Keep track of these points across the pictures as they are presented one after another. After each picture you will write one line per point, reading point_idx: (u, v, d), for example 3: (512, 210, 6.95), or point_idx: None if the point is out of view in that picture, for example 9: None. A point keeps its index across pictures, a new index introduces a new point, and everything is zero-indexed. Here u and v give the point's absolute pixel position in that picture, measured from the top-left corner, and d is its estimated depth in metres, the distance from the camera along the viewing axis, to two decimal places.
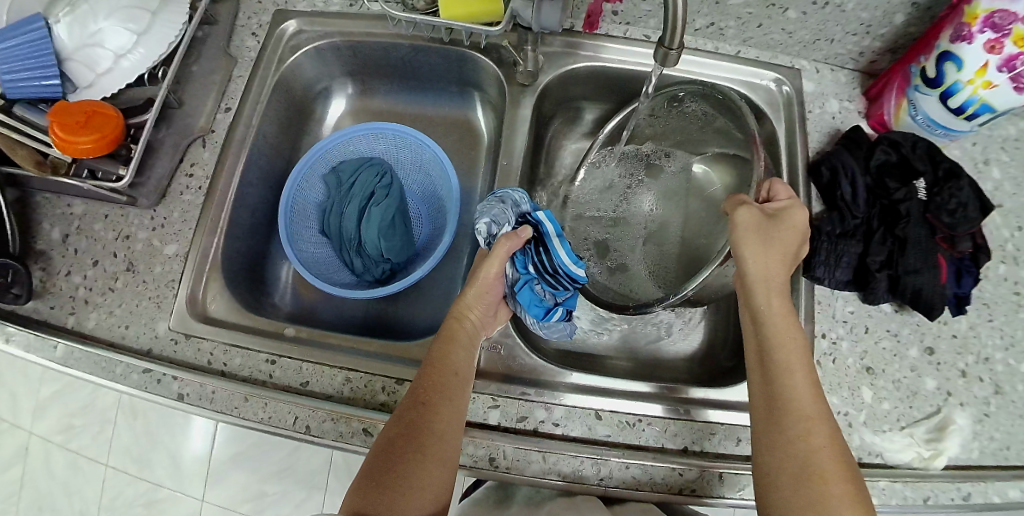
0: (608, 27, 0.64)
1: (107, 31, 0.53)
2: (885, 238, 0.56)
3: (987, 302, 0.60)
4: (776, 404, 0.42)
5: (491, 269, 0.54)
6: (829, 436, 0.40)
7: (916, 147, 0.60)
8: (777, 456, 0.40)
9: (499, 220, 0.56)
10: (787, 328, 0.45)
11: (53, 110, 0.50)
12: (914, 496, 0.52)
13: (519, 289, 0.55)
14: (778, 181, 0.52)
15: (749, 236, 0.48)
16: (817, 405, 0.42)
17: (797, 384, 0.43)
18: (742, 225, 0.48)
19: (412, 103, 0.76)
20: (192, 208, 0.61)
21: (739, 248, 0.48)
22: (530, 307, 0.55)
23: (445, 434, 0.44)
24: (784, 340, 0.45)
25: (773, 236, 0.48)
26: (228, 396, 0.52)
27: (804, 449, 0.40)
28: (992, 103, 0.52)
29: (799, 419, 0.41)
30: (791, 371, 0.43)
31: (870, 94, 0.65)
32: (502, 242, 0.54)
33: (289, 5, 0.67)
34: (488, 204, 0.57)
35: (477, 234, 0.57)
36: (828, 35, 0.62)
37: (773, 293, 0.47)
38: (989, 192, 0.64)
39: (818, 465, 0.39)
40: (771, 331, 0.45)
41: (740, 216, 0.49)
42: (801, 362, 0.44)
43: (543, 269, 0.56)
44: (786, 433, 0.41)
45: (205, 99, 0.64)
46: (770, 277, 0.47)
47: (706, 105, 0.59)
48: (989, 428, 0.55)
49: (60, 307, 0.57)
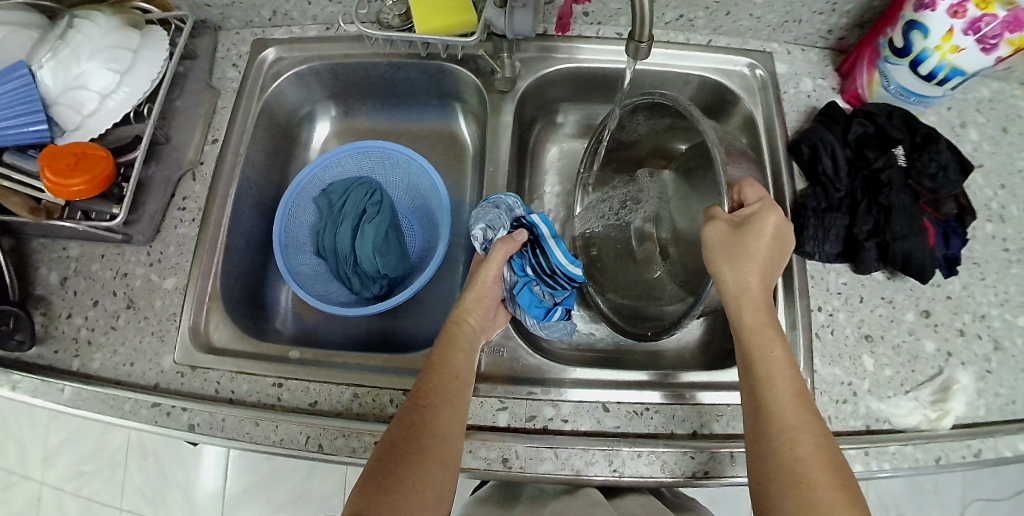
0: (581, 28, 0.66)
1: (91, 73, 0.53)
2: (871, 208, 0.57)
3: (979, 260, 0.61)
4: (765, 415, 0.43)
5: (490, 272, 0.55)
6: (815, 441, 0.41)
7: (892, 116, 0.61)
8: (765, 466, 0.41)
9: (494, 224, 0.57)
10: (767, 336, 0.46)
11: (44, 154, 0.51)
12: (926, 458, 0.52)
13: (518, 291, 0.56)
14: (749, 181, 0.49)
15: (719, 253, 0.47)
16: (800, 412, 0.42)
17: (780, 394, 0.43)
18: (711, 243, 0.47)
19: (396, 120, 0.77)
20: (187, 240, 0.61)
21: (713, 265, 0.47)
22: (530, 308, 0.56)
23: (438, 470, 0.43)
24: (764, 353, 0.45)
25: (746, 246, 0.46)
26: (238, 422, 0.52)
27: (791, 457, 0.40)
28: (961, 66, 0.54)
29: (783, 428, 0.41)
30: (772, 382, 0.44)
31: (842, 70, 0.66)
32: (498, 246, 0.55)
33: (268, 34, 0.69)
34: (483, 210, 0.58)
35: (472, 241, 0.58)
36: (796, 16, 0.64)
37: (747, 304, 0.47)
38: (970, 154, 0.66)
39: (806, 473, 0.39)
40: (751, 342, 0.46)
41: (708, 235, 0.47)
42: (783, 371, 0.44)
43: (541, 269, 0.57)
44: (774, 441, 0.41)
45: (191, 132, 0.64)
46: (748, 289, 0.47)
47: (653, 114, 0.56)
48: (993, 384, 0.56)
49: (63, 349, 0.57)
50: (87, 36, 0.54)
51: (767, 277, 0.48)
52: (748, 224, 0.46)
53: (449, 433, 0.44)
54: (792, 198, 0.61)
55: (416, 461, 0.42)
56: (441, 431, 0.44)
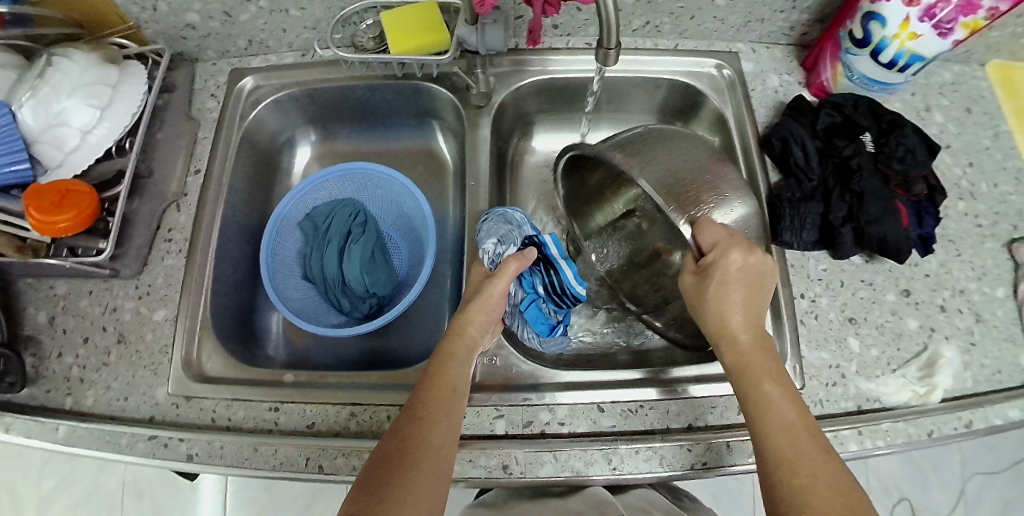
0: (551, 40, 0.68)
1: (72, 110, 0.54)
2: (844, 194, 0.59)
3: (954, 238, 0.63)
4: (761, 448, 0.43)
5: (498, 286, 0.54)
6: (812, 468, 0.40)
7: (859, 105, 0.63)
8: (769, 498, 0.41)
9: (505, 239, 0.58)
10: (753, 365, 0.46)
11: (28, 193, 0.51)
12: (919, 433, 0.53)
13: (525, 308, 0.57)
14: (704, 221, 0.48)
15: (698, 297, 0.49)
16: (793, 439, 0.42)
17: (771, 425, 0.43)
18: (688, 291, 0.50)
19: (375, 141, 0.78)
20: (175, 271, 0.61)
21: (696, 307, 0.50)
22: (535, 324, 0.57)
23: (435, 492, 0.42)
24: (753, 384, 0.46)
25: (720, 286, 0.47)
26: (237, 449, 0.52)
27: (788, 488, 0.40)
28: (920, 52, 0.56)
29: (776, 460, 0.42)
30: (762, 413, 0.44)
31: (807, 65, 0.69)
32: (509, 261, 0.55)
33: (244, 64, 0.70)
34: (495, 224, 0.59)
35: (481, 254, 0.58)
36: (758, 16, 0.66)
37: (726, 339, 0.48)
38: (937, 136, 0.68)
39: (803, 503, 0.39)
40: (738, 376, 0.47)
41: (684, 284, 0.51)
42: (773, 399, 0.44)
43: (550, 286, 0.58)
44: (771, 471, 0.42)
45: (173, 165, 0.65)
46: (730, 323, 0.48)
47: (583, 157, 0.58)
48: (978, 356, 0.57)
49: (55, 388, 0.57)
50: (65, 74, 0.54)
51: (750, 303, 0.49)
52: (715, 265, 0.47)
53: (439, 449, 0.44)
54: (768, 191, 0.62)
55: (411, 483, 0.41)
56: (436, 440, 0.44)
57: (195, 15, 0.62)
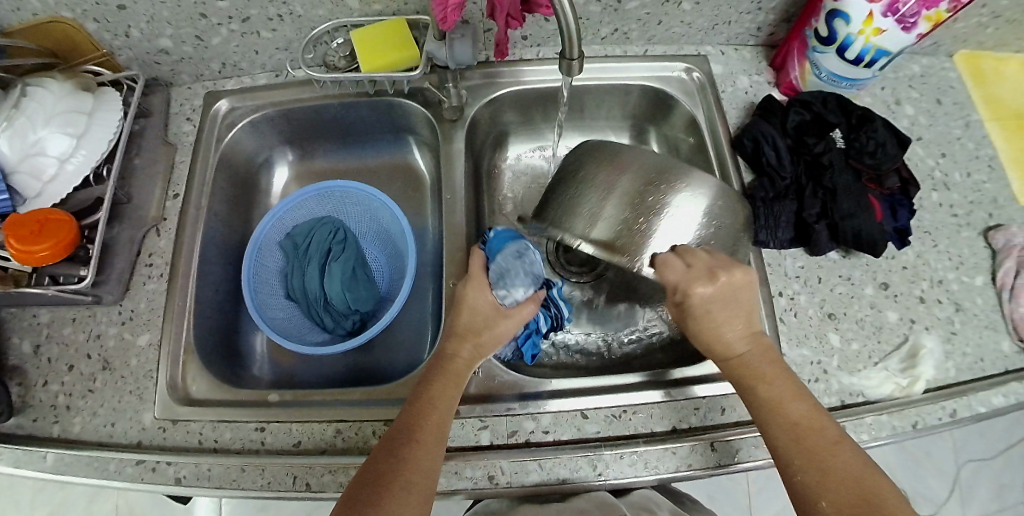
0: (521, 51, 0.69)
1: (48, 139, 0.54)
2: (816, 192, 0.60)
3: (930, 229, 0.64)
4: (776, 456, 0.44)
5: (508, 329, 0.53)
6: (821, 471, 0.41)
7: (827, 102, 0.63)
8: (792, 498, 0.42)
9: (524, 277, 0.55)
10: (747, 378, 0.46)
11: (6, 224, 0.52)
12: (903, 424, 0.53)
13: (524, 344, 0.59)
14: (663, 262, 0.49)
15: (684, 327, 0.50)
16: (798, 444, 0.42)
17: (776, 434, 0.44)
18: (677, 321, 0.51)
19: (353, 158, 0.79)
20: (158, 295, 0.62)
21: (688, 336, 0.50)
22: (529, 357, 0.60)
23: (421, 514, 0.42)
24: (752, 395, 0.46)
25: (698, 314, 0.47)
26: (225, 470, 0.52)
27: (803, 493, 0.41)
28: (885, 46, 0.57)
29: (786, 467, 0.42)
30: (767, 422, 0.44)
31: (776, 65, 0.70)
32: (527, 305, 0.55)
33: (219, 87, 0.70)
34: (515, 260, 0.55)
35: (500, 290, 0.54)
36: (724, 18, 0.67)
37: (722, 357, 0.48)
38: (908, 128, 0.69)
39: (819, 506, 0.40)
40: (739, 388, 0.47)
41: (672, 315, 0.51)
42: (772, 409, 0.44)
43: (550, 322, 0.60)
44: (789, 479, 0.42)
45: (152, 189, 0.65)
46: (720, 341, 0.48)
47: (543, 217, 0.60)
48: (959, 345, 0.58)
49: (41, 417, 0.57)
50: (40, 103, 0.54)
51: (738, 317, 0.48)
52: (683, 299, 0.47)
53: (428, 468, 0.44)
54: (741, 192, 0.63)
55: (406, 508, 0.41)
56: (425, 461, 0.44)
57: (167, 40, 0.62)
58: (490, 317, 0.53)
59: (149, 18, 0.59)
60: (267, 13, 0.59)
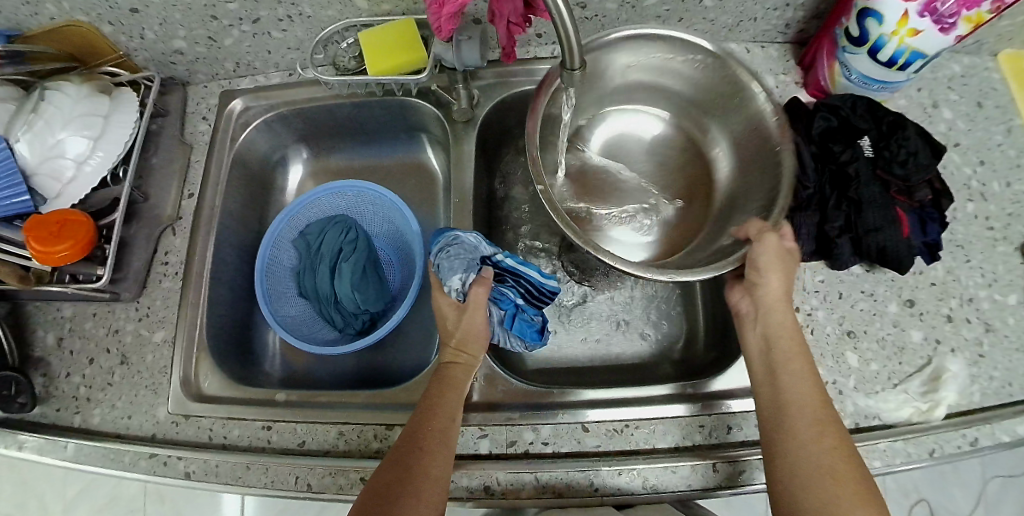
0: (536, 49, 0.67)
1: (67, 141, 0.55)
2: (840, 203, 0.57)
3: (962, 243, 0.60)
4: (787, 413, 0.42)
5: (478, 317, 0.53)
6: (839, 437, 0.41)
7: (857, 105, 0.60)
8: (791, 460, 0.40)
9: (464, 267, 0.55)
10: (792, 339, 0.47)
11: (27, 226, 0.53)
12: (918, 451, 0.51)
13: (510, 325, 0.56)
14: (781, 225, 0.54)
15: (769, 259, 0.49)
16: (825, 407, 0.42)
17: (804, 391, 0.43)
18: (766, 249, 0.49)
19: (367, 156, 0.79)
20: (173, 293, 0.63)
21: (762, 271, 0.49)
22: (526, 335, 0.57)
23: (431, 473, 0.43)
24: (788, 351, 0.46)
25: (789, 260, 0.49)
26: (231, 467, 0.54)
27: (817, 450, 0.40)
28: (921, 49, 0.53)
29: (808, 422, 0.41)
30: (796, 380, 0.44)
31: (804, 63, 0.67)
32: (477, 289, 0.54)
33: (234, 85, 0.71)
34: (449, 255, 0.55)
35: (449, 291, 0.55)
36: (750, 15, 0.64)
37: (777, 307, 0.48)
38: (945, 133, 0.65)
39: (831, 466, 0.39)
40: (771, 347, 0.47)
41: (766, 241, 0.49)
42: (808, 372, 0.45)
43: (523, 294, 0.58)
44: (797, 436, 0.41)
45: (169, 187, 0.67)
46: (778, 297, 0.49)
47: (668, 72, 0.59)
48: (987, 368, 0.54)
49: (64, 407, 0.59)
50: (58, 107, 0.56)
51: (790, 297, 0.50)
52: (787, 247, 0.50)
53: (444, 430, 0.46)
54: None
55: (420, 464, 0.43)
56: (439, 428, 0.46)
57: (181, 42, 0.63)
58: (458, 320, 0.53)
59: (162, 21, 0.59)
60: (277, 14, 0.59)
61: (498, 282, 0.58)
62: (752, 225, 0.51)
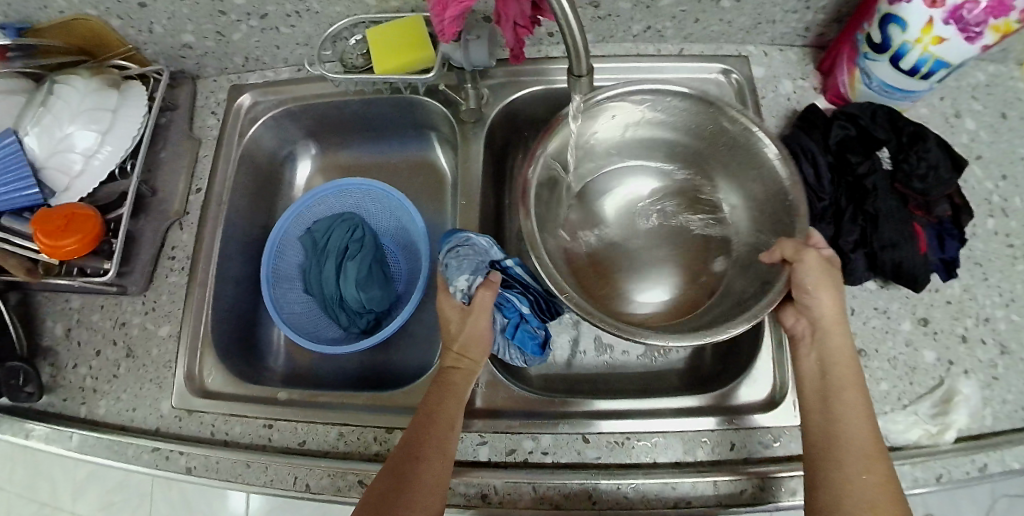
0: (547, 48, 0.66)
1: (75, 136, 0.55)
2: (856, 216, 0.55)
3: (981, 260, 0.58)
4: (835, 443, 0.42)
5: (480, 323, 0.52)
6: (885, 473, 0.40)
7: (876, 115, 0.58)
8: (831, 491, 0.40)
9: (471, 270, 0.54)
10: (850, 366, 0.45)
11: (37, 219, 0.54)
12: (925, 476, 0.50)
13: (512, 335, 0.56)
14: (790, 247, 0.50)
15: (817, 277, 0.46)
16: (874, 439, 0.41)
17: (857, 421, 0.42)
18: (812, 267, 0.46)
19: (375, 153, 0.78)
20: (178, 288, 0.64)
21: (818, 291, 0.46)
22: (528, 347, 0.56)
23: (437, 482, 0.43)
24: (843, 378, 0.45)
25: (836, 274, 0.47)
26: (231, 464, 0.54)
27: (858, 483, 0.39)
28: (946, 58, 0.51)
29: (858, 455, 0.41)
30: (851, 410, 0.43)
31: (824, 69, 0.65)
32: (482, 293, 0.52)
33: (242, 79, 0.71)
34: (457, 257, 0.55)
35: (453, 292, 0.54)
36: (768, 17, 0.62)
37: (834, 329, 0.47)
38: (967, 145, 0.63)
39: (871, 500, 0.38)
40: (828, 373, 0.45)
41: (810, 258, 0.46)
42: (861, 401, 0.43)
43: (531, 303, 0.57)
44: (841, 468, 0.40)
45: (177, 182, 0.67)
46: (832, 321, 0.47)
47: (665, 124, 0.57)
48: (1000, 391, 0.53)
49: (71, 398, 0.60)
50: (66, 102, 0.56)
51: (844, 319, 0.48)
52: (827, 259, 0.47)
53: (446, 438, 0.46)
54: None
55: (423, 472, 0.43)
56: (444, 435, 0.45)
57: (189, 36, 0.63)
58: (461, 324, 0.52)
59: (170, 15, 0.59)
60: (284, 10, 0.59)
61: (505, 289, 0.57)
62: (785, 244, 0.47)
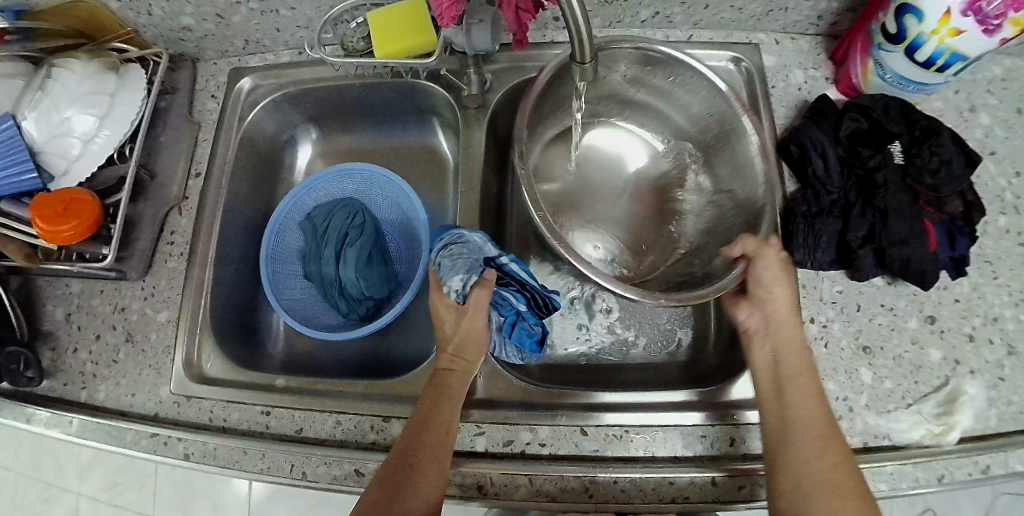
0: (552, 34, 0.65)
1: (73, 119, 0.55)
2: (866, 211, 0.54)
3: (991, 258, 0.57)
4: (790, 429, 0.42)
5: (476, 320, 0.51)
6: (840, 454, 0.41)
7: (888, 108, 0.57)
8: (794, 476, 0.40)
9: (466, 269, 0.54)
10: (800, 355, 0.46)
11: (36, 203, 0.53)
12: (927, 476, 0.49)
13: (510, 333, 0.55)
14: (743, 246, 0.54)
15: (773, 270, 0.49)
16: (829, 425, 0.42)
17: (809, 407, 0.43)
18: (767, 259, 0.50)
19: (377, 139, 0.77)
20: (177, 274, 0.63)
21: (773, 284, 0.49)
22: (525, 346, 0.55)
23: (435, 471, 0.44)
24: (795, 366, 0.45)
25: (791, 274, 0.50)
26: (229, 451, 0.54)
27: (819, 466, 0.40)
28: (962, 51, 0.49)
29: (812, 438, 0.41)
30: (804, 396, 0.43)
31: (836, 58, 0.63)
32: (478, 292, 0.52)
33: (243, 63, 0.70)
34: (452, 256, 0.55)
35: (448, 291, 0.54)
36: (780, 5, 0.60)
37: (786, 320, 0.48)
38: (981, 139, 0.61)
39: (834, 482, 0.39)
40: (777, 361, 0.46)
41: (766, 251, 0.50)
42: (814, 388, 0.44)
43: (528, 302, 0.57)
44: (801, 452, 0.41)
45: (176, 167, 0.66)
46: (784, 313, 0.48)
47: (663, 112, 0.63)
48: (1006, 392, 0.52)
49: (71, 382, 0.60)
50: (63, 85, 0.55)
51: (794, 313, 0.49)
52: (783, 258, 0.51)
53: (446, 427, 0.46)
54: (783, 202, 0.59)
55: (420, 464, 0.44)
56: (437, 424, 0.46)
57: (189, 18, 0.62)
58: (456, 325, 0.51)
59: None
60: None
61: (502, 287, 0.57)
62: (747, 241, 0.51)
